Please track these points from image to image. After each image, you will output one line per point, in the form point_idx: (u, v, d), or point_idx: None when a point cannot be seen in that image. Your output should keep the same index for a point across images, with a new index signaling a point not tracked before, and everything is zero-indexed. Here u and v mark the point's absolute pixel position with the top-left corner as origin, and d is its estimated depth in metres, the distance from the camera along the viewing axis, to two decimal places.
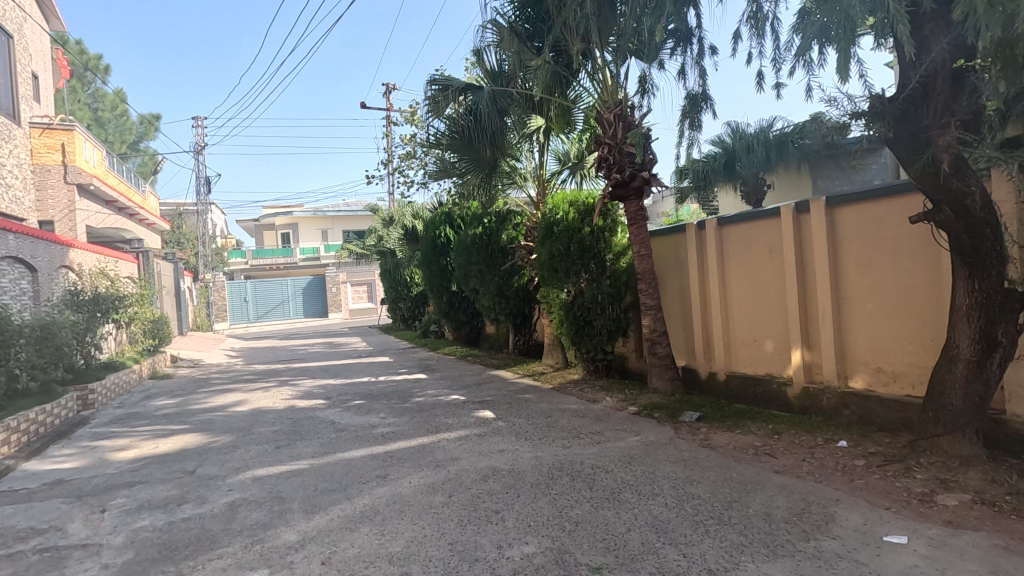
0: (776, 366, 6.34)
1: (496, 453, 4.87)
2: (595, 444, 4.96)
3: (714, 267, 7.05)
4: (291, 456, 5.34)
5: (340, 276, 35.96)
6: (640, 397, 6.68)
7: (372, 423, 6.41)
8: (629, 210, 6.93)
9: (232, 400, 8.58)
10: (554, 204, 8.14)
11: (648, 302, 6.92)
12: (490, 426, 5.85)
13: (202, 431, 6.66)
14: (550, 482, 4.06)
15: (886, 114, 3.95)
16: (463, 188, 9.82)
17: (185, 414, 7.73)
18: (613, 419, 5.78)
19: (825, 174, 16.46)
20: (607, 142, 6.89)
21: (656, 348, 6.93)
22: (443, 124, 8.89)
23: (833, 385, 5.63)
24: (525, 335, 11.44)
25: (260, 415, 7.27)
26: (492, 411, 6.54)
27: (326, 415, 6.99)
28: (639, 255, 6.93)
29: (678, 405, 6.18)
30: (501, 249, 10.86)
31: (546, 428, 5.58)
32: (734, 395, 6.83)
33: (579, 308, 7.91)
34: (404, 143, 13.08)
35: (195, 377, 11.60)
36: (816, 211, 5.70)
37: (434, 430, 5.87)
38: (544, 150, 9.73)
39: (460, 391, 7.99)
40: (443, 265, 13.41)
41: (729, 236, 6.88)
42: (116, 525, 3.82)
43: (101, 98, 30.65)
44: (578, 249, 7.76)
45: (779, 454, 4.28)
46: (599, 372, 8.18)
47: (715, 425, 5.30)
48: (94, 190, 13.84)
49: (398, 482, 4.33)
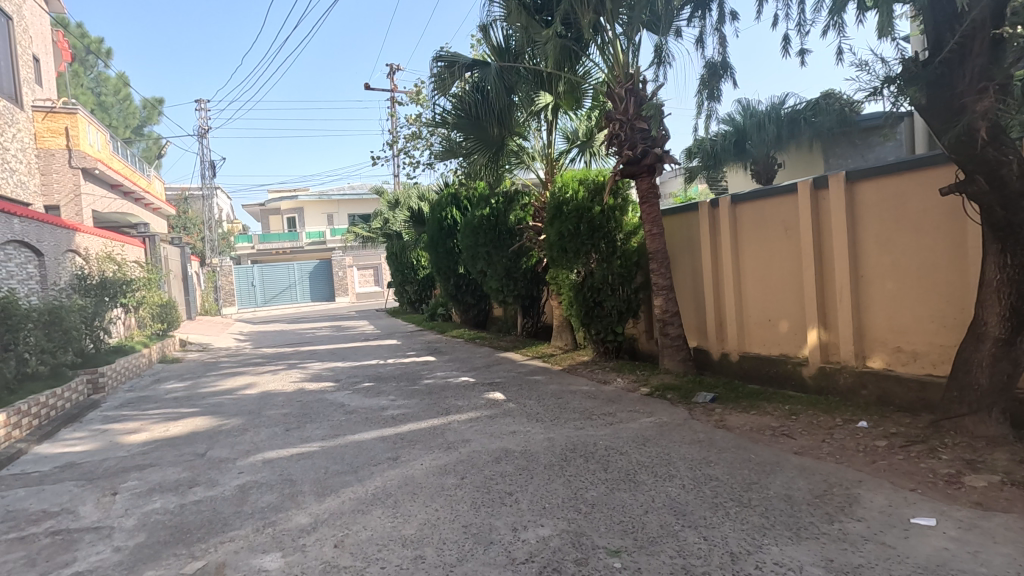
0: (791, 346, 6.23)
1: (508, 435, 4.80)
2: (608, 425, 4.89)
3: (727, 245, 6.91)
4: (301, 439, 5.30)
5: (346, 260, 35.99)
6: (652, 378, 6.60)
7: (382, 406, 6.37)
8: (641, 187, 6.76)
9: (241, 384, 8.58)
10: (563, 182, 8.00)
11: (659, 282, 6.79)
12: (500, 408, 5.79)
13: (212, 414, 6.65)
14: (564, 463, 3.99)
15: (920, 80, 3.78)
16: (470, 167, 9.70)
17: (194, 398, 7.73)
18: (625, 400, 5.71)
19: (838, 152, 16.25)
20: (618, 118, 6.71)
21: (668, 328, 6.82)
22: (450, 101, 8.72)
23: (850, 364, 5.51)
24: (534, 316, 11.38)
25: (270, 398, 7.26)
26: (502, 392, 6.48)
27: (335, 397, 6.96)
28: (651, 234, 6.78)
29: (691, 386, 6.09)
30: (509, 230, 10.71)
31: (557, 410, 5.51)
32: (748, 375, 6.73)
33: (589, 289, 7.80)
34: (409, 123, 12.87)
35: (204, 361, 11.64)
36: (835, 186, 5.53)
37: (445, 412, 5.82)
38: (553, 128, 9.56)
39: (470, 373, 7.95)
40: (451, 248, 13.31)
41: (743, 214, 6.72)
42: (127, 508, 3.80)
43: (104, 82, 30.36)
44: (588, 229, 7.64)
45: (798, 435, 4.18)
46: (609, 354, 8.10)
47: (730, 406, 5.21)
48: (100, 174, 13.73)
49: (409, 464, 4.28)
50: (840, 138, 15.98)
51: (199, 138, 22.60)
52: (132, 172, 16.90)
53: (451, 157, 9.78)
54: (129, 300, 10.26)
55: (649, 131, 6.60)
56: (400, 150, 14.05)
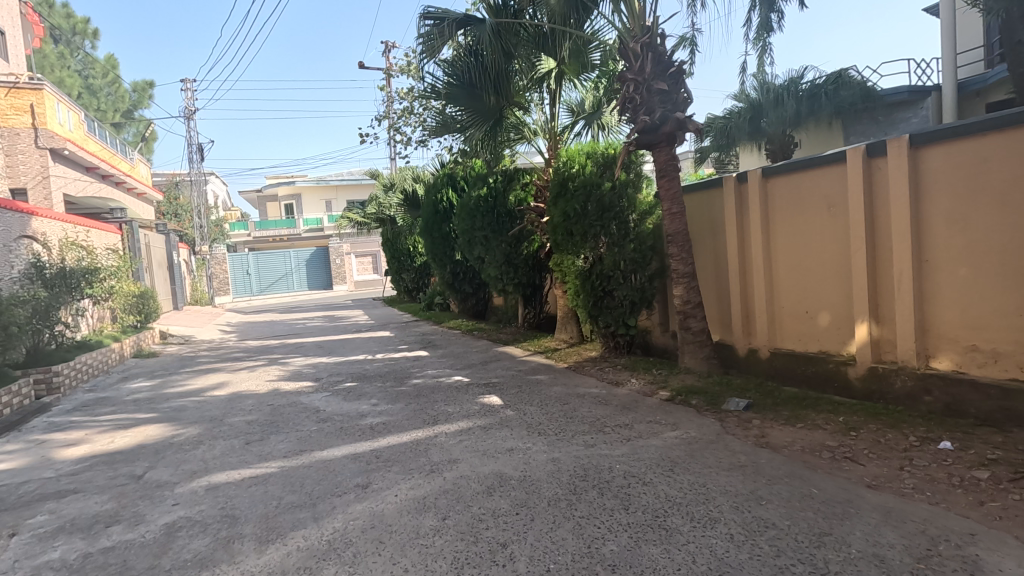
0: (832, 342, 5.39)
1: (505, 455, 3.97)
2: (625, 442, 4.05)
3: (756, 225, 6.04)
4: (259, 456, 4.48)
5: (344, 247, 35.03)
6: (671, 379, 5.75)
7: (361, 412, 5.53)
8: (658, 159, 5.81)
9: (214, 383, 7.77)
10: (568, 156, 7.11)
11: (680, 269, 5.88)
12: (497, 416, 4.97)
13: (169, 421, 5.84)
14: (573, 499, 3.15)
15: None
16: (465, 144, 8.84)
17: (157, 400, 6.91)
18: (643, 407, 4.87)
19: (856, 130, 15.72)
20: (633, 79, 5.74)
21: (689, 322, 5.93)
22: (442, 69, 7.84)
23: (911, 365, 4.67)
24: (536, 307, 10.52)
25: (238, 401, 6.43)
26: (500, 396, 5.65)
27: (311, 401, 6.13)
28: (670, 213, 5.86)
29: (718, 390, 5.25)
30: (508, 213, 9.78)
31: (562, 419, 4.67)
32: (781, 375, 5.89)
33: (598, 276, 6.95)
34: (399, 97, 11.86)
35: (182, 355, 10.84)
36: (896, 152, 4.64)
37: (431, 422, 4.98)
38: (556, 98, 8.59)
39: (464, 371, 7.10)
40: (447, 233, 12.44)
41: (776, 189, 5.85)
42: (17, 560, 2.98)
43: (92, 65, 29.16)
44: (596, 209, 6.74)
45: (866, 460, 3.33)
46: (619, 349, 7.27)
47: (769, 416, 4.36)
48: (71, 156, 12.82)
49: (380, 496, 3.45)
50: (862, 113, 15.43)
51: (186, 120, 21.62)
52: (112, 155, 16.06)
53: (445, 133, 8.89)
54: (97, 291, 9.46)
55: (669, 93, 5.63)
56: (392, 129, 13.12)
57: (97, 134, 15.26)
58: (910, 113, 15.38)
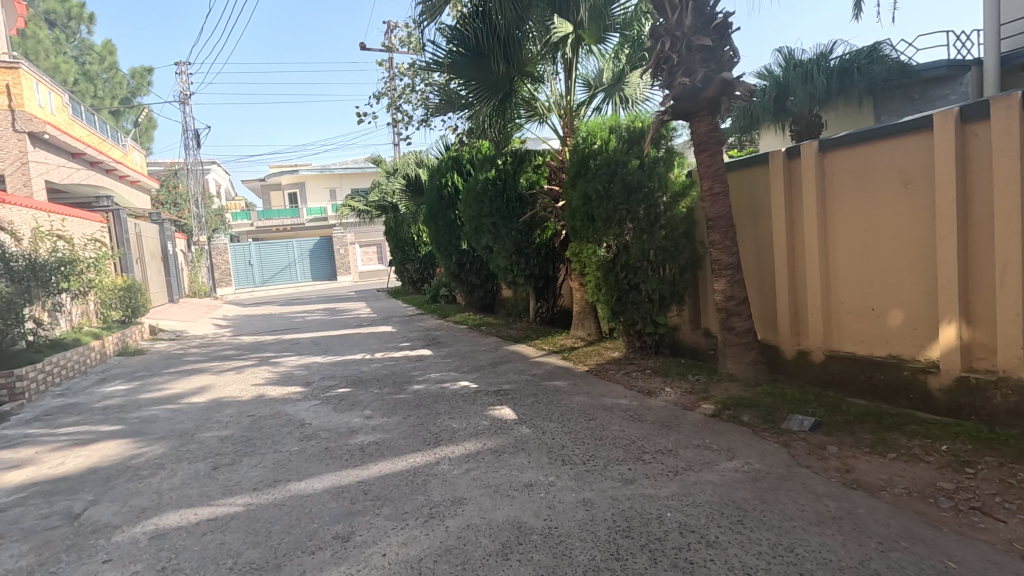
0: (907, 345, 4.57)
1: (522, 494, 3.19)
2: (672, 476, 3.25)
3: (810, 208, 5.20)
4: (225, 486, 3.72)
5: (348, 237, 34.22)
6: (713, 388, 4.94)
7: (352, 427, 4.75)
8: (698, 130, 4.95)
9: (196, 387, 7.03)
10: (588, 131, 6.29)
11: (723, 259, 5.04)
12: (511, 436, 4.18)
13: (134, 436, 5.10)
14: (618, 570, 2.36)
15: None
16: (472, 122, 8.02)
17: (128, 407, 6.17)
18: (686, 426, 4.06)
19: (889, 109, 14.76)
20: (670, 35, 4.88)
21: (733, 320, 5.09)
22: (444, 34, 6.99)
23: (1015, 377, 3.84)
24: (548, 300, 9.70)
25: (217, 411, 5.69)
26: (513, 407, 4.86)
27: (296, 412, 5.37)
28: (711, 193, 5.00)
29: (772, 404, 4.42)
30: (519, 198, 8.92)
31: (590, 442, 3.88)
32: (839, 383, 5.08)
33: (622, 268, 6.12)
34: (399, 73, 11.00)
35: (170, 353, 10.12)
36: (1002, 115, 3.78)
37: (433, 442, 4.19)
38: (573, 70, 7.71)
39: (471, 375, 6.31)
40: (453, 221, 11.65)
41: (835, 165, 5.01)
42: None
43: (88, 50, 28.25)
44: (622, 189, 5.86)
45: (1004, 514, 2.53)
46: (646, 350, 6.47)
47: (847, 441, 3.55)
48: (53, 141, 12.05)
49: (363, 555, 2.68)
50: (894, 91, 14.51)
51: (182, 105, 20.80)
52: (101, 141, 15.34)
53: (450, 110, 8.08)
54: (75, 285, 8.72)
55: (712, 50, 4.75)
56: (392, 108, 12.29)
57: (84, 119, 14.52)
58: (947, 90, 14.46)
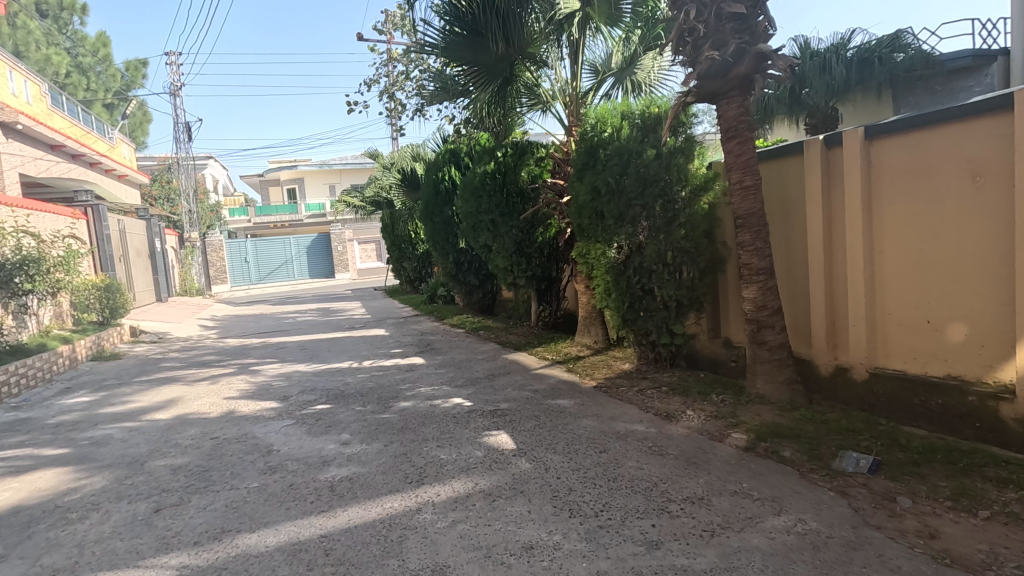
0: (971, 364, 3.92)
1: (521, 562, 2.53)
2: (708, 539, 2.59)
3: (853, 204, 4.53)
4: (162, 538, 3.07)
5: (346, 234, 33.52)
6: (742, 411, 4.28)
7: (324, 456, 4.10)
8: (726, 114, 4.27)
9: (164, 399, 6.39)
10: (597, 118, 5.64)
11: (753, 263, 4.37)
12: (508, 473, 3.52)
13: (78, 463, 4.45)
14: None
15: None
16: (470, 110, 7.37)
17: (82, 425, 5.52)
18: (717, 464, 3.41)
19: (910, 101, 13.98)
20: (695, 2, 4.22)
21: (765, 333, 4.42)
22: (438, 12, 6.32)
23: None
24: (551, 303, 9.04)
25: (178, 431, 5.04)
26: (511, 434, 4.21)
27: (265, 435, 4.72)
28: (741, 187, 4.34)
29: (815, 434, 3.76)
30: (519, 192, 8.21)
31: (603, 486, 3.22)
32: (886, 405, 4.43)
33: (635, 271, 5.47)
34: (393, 59, 10.30)
35: (148, 357, 9.47)
36: None
37: (415, 480, 3.53)
38: (579, 53, 7.06)
39: (465, 389, 5.65)
40: (450, 217, 10.99)
41: (884, 155, 4.36)
42: None
43: (81, 41, 27.21)
44: (636, 182, 5.20)
45: None
46: (660, 363, 5.82)
47: (919, 488, 2.90)
48: (27, 131, 11.37)
49: None
50: (915, 82, 13.68)
51: (172, 96, 20.10)
52: (85, 132, 14.72)
53: (446, 97, 7.43)
54: (40, 287, 8.05)
55: (745, 18, 4.08)
56: (386, 97, 11.58)
57: (65, 109, 13.85)
58: (971, 81, 13.67)
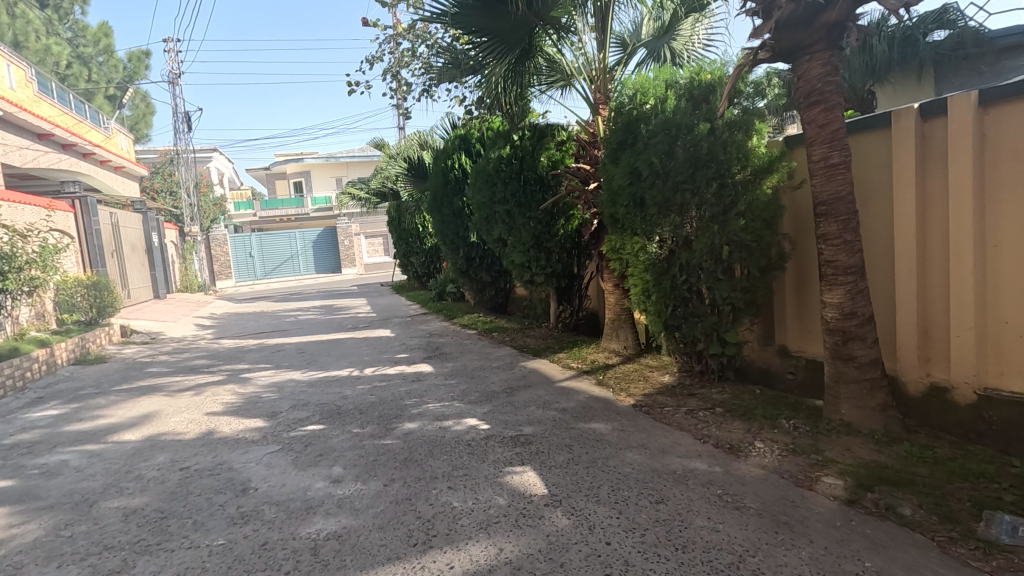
0: None
1: None
2: None
3: (960, 185, 3.65)
4: None
5: (352, 227, 32.95)
6: (825, 445, 3.45)
7: (310, 499, 3.33)
8: (809, 74, 3.43)
9: (139, 415, 5.63)
10: (637, 89, 4.81)
11: (840, 260, 3.52)
12: (541, 535, 2.71)
13: (16, 502, 3.68)
14: None
15: None
16: (483, 89, 6.49)
17: (39, 448, 4.77)
18: (818, 528, 2.58)
19: (952, 82, 12.84)
20: None
21: (852, 347, 3.57)
22: None
23: None
24: (571, 303, 8.22)
25: (145, 459, 4.28)
26: (539, 472, 3.40)
27: (243, 467, 3.94)
28: (826, 165, 3.48)
29: (931, 479, 2.93)
30: (538, 179, 7.35)
31: (672, 563, 2.40)
32: (1001, 435, 3.58)
33: (681, 268, 4.64)
34: (398, 35, 9.45)
35: (135, 361, 8.75)
36: None
37: (421, 542, 2.74)
38: (607, 19, 6.20)
39: (481, 406, 4.86)
40: (459, 209, 10.16)
41: (1004, 123, 3.48)
42: None
43: (82, 32, 26.54)
44: (686, 162, 4.35)
45: None
46: (707, 376, 4.99)
47: None
48: (9, 118, 10.64)
49: None
50: (959, 61, 12.64)
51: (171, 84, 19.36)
52: (77, 122, 14.05)
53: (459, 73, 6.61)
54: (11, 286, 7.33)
55: None
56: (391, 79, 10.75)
57: (54, 96, 13.14)
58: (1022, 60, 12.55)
